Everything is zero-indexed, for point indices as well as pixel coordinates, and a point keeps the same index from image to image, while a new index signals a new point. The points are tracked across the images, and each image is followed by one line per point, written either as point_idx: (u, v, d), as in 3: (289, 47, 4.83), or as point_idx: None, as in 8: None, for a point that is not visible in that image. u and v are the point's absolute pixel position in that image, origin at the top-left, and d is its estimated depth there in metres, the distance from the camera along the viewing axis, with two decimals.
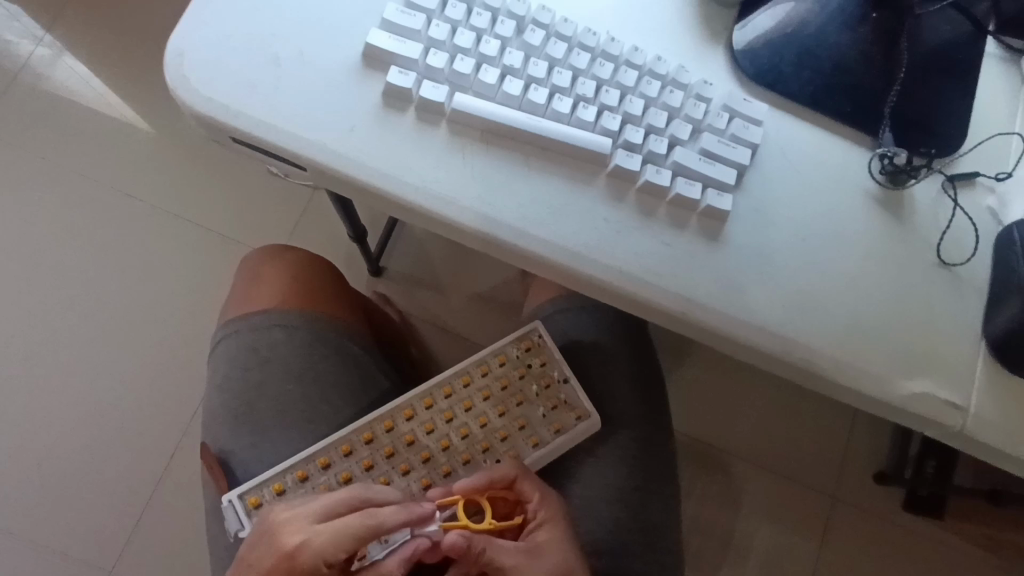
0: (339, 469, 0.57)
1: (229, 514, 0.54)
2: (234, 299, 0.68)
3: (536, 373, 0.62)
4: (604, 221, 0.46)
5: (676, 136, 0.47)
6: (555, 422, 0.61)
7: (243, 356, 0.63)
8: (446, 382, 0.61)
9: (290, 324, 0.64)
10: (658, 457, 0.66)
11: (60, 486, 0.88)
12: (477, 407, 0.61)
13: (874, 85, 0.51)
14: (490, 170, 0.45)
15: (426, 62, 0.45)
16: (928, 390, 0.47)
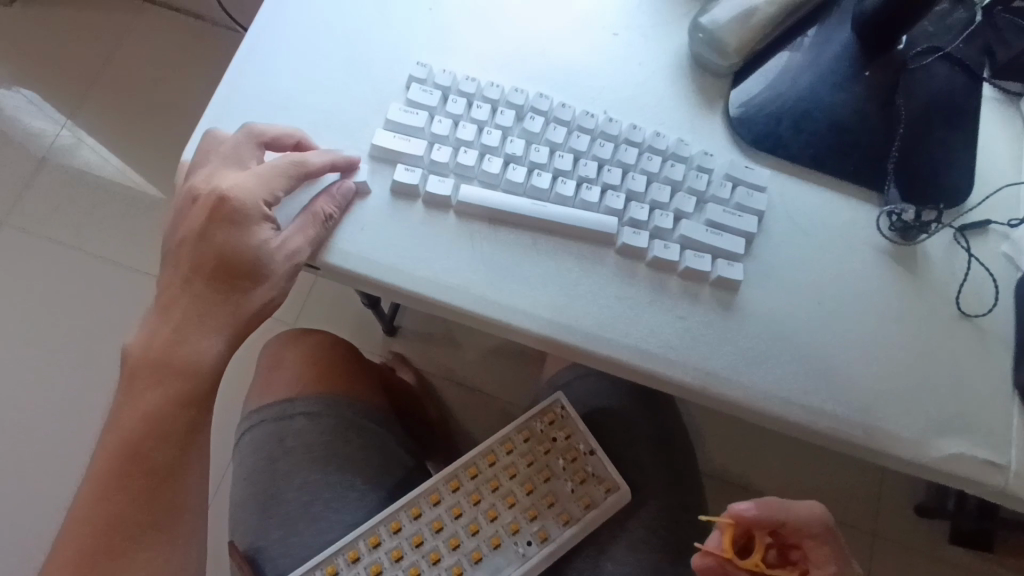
0: (370, 561, 0.56)
1: None
2: (256, 387, 0.68)
3: (562, 447, 0.61)
4: (617, 301, 0.46)
5: (680, 209, 0.47)
6: (584, 497, 0.60)
7: (262, 441, 0.62)
8: (472, 463, 0.60)
9: (312, 410, 0.63)
10: (688, 527, 0.63)
11: None
12: (506, 487, 0.59)
13: (874, 143, 0.51)
14: (501, 258, 0.45)
15: (431, 157, 0.46)
16: (964, 451, 0.45)
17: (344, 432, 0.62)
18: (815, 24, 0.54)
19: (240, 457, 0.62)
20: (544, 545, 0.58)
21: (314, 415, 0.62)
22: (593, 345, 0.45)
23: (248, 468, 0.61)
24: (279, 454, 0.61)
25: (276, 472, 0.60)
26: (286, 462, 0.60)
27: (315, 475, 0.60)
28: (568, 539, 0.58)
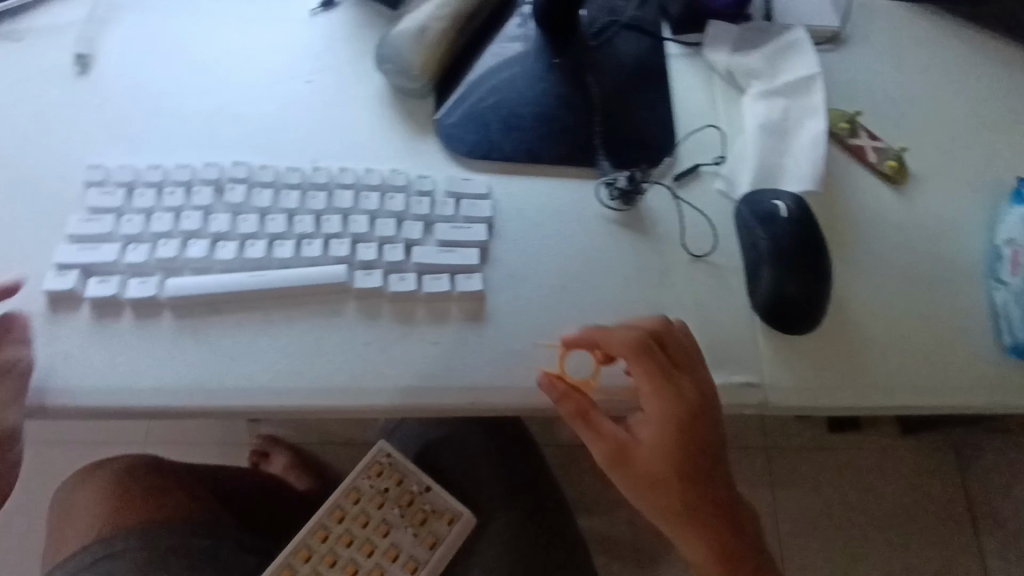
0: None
1: None
2: (56, 547, 0.62)
3: (395, 494, 0.60)
4: (365, 348, 0.45)
5: (410, 238, 0.47)
6: (427, 538, 0.59)
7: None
8: (302, 547, 0.57)
9: (117, 547, 0.57)
10: (542, 528, 0.64)
11: None
12: (343, 559, 0.57)
13: (578, 124, 0.54)
14: (230, 342, 0.44)
15: (127, 261, 0.44)
16: (722, 381, 0.50)
17: (160, 556, 0.57)
18: (501, 25, 0.57)
19: None
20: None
21: (119, 552, 0.57)
22: (354, 398, 0.44)
23: None
24: None
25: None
26: None
27: None
28: None
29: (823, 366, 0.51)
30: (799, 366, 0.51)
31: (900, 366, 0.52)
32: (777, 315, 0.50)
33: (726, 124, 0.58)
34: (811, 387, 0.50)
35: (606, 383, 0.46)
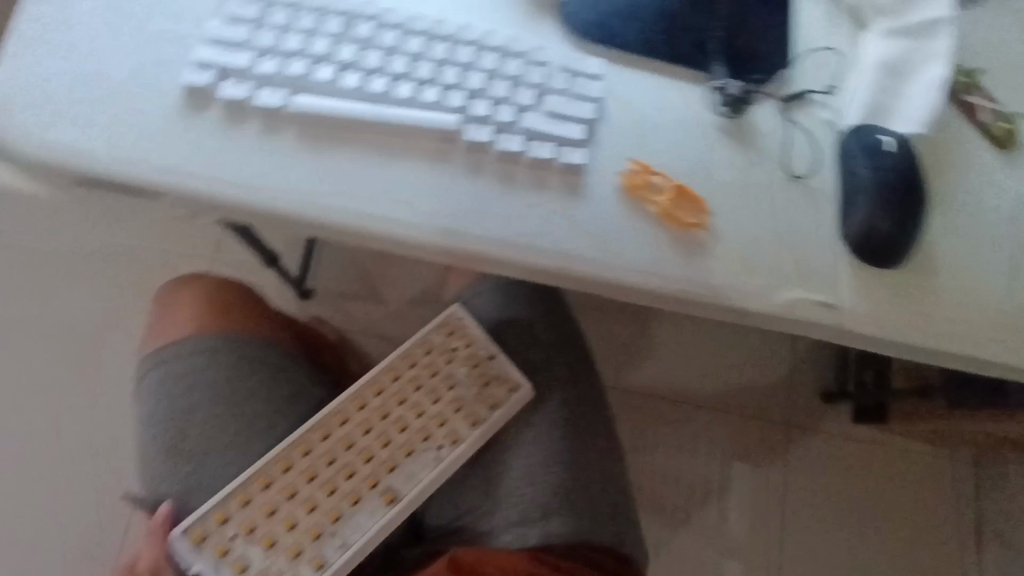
0: (282, 485, 0.58)
1: (178, 551, 0.55)
2: (151, 332, 0.67)
3: (463, 355, 0.66)
4: (467, 195, 0.47)
5: (521, 103, 0.48)
6: (488, 398, 0.65)
7: (152, 403, 0.62)
8: (378, 380, 0.64)
9: (208, 349, 0.63)
10: (589, 413, 0.69)
11: None
12: (415, 400, 0.64)
13: (702, 24, 0.53)
14: (346, 167, 0.46)
15: (257, 70, 0.46)
16: (799, 296, 0.51)
17: (245, 368, 0.64)
18: None
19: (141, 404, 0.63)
20: (453, 448, 0.62)
21: (212, 354, 0.63)
22: (450, 237, 0.46)
23: (150, 412, 0.62)
24: (179, 393, 0.62)
25: (169, 439, 0.61)
26: (188, 400, 0.61)
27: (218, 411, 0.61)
28: (478, 438, 0.63)
29: (913, 311, 0.51)
30: (877, 299, 0.51)
31: (994, 338, 0.52)
32: (864, 244, 0.51)
33: (844, 54, 0.57)
34: (888, 318, 0.51)
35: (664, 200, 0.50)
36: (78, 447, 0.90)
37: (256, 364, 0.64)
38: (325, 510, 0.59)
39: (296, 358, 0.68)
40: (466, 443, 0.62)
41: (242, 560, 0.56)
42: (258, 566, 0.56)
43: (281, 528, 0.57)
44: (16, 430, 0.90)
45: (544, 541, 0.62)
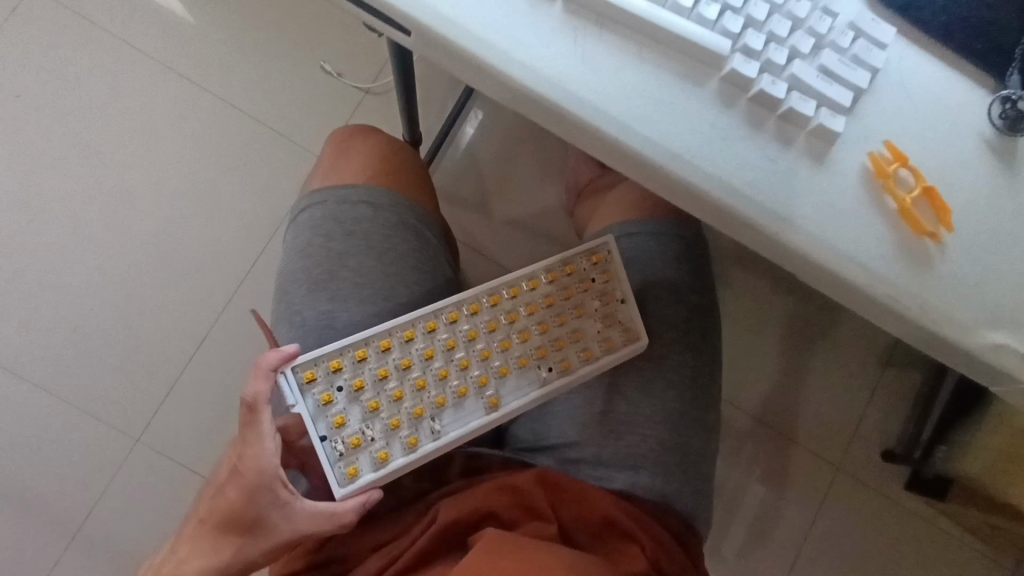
0: (400, 353, 0.57)
1: (285, 386, 0.53)
2: (321, 167, 0.68)
3: (599, 289, 0.64)
4: (713, 128, 0.44)
5: (797, 48, 0.45)
6: (608, 338, 0.63)
7: (306, 239, 0.62)
8: (514, 283, 0.62)
9: (376, 201, 0.64)
10: (705, 385, 0.67)
11: (146, 362, 1.03)
12: (541, 315, 0.62)
13: (1011, 24, 0.48)
14: (604, 59, 0.43)
15: None
16: (1007, 342, 0.46)
17: (400, 232, 0.64)
18: None
19: (297, 232, 0.63)
20: (563, 375, 0.61)
21: (377, 207, 0.63)
22: (685, 169, 0.44)
23: (304, 241, 0.62)
24: (337, 234, 0.62)
25: (317, 278, 0.61)
26: (344, 244, 0.61)
27: (370, 262, 0.61)
28: (590, 373, 0.62)
29: None
30: None
31: None
32: None
33: None
34: None
35: (900, 194, 0.46)
36: (228, 273, 1.05)
37: (408, 233, 0.64)
38: (432, 392, 0.58)
39: (440, 242, 0.69)
40: (579, 374, 0.61)
41: (343, 415, 0.55)
42: (355, 427, 0.55)
43: (388, 396, 0.56)
44: (188, 237, 1.05)
45: (629, 487, 0.62)
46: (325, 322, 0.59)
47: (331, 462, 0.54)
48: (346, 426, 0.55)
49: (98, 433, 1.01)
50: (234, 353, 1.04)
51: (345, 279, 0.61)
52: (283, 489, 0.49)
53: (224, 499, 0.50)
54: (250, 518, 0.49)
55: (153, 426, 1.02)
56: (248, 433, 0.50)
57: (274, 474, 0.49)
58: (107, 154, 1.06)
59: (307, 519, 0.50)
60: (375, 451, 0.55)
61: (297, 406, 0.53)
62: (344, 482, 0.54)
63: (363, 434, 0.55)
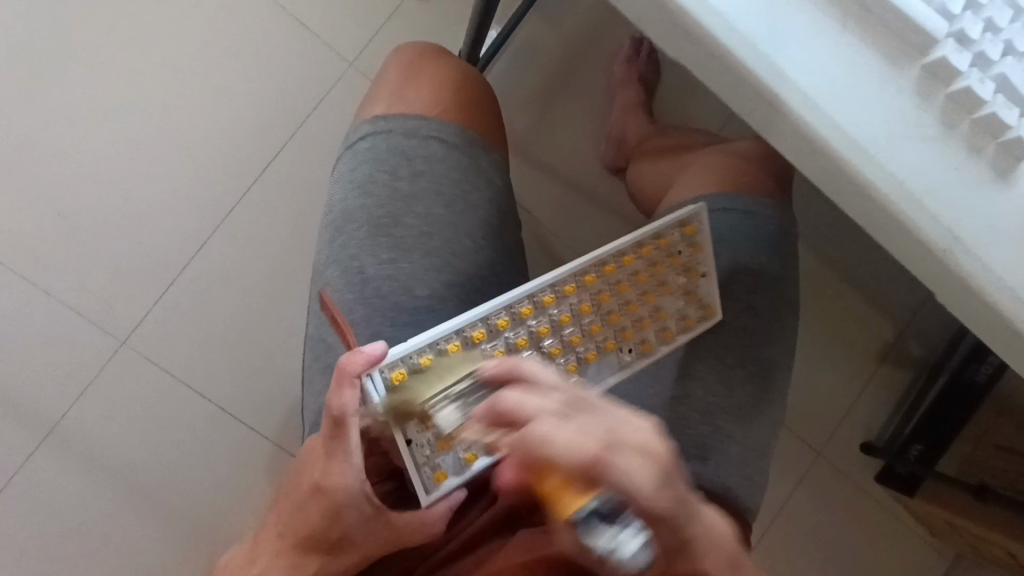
0: (494, 343, 0.59)
1: (362, 391, 0.54)
2: (387, 92, 0.74)
3: (685, 265, 0.66)
4: (900, 122, 0.41)
5: (1012, 44, 0.40)
6: (686, 316, 0.66)
7: (368, 173, 0.70)
8: (607, 261, 0.64)
9: (445, 139, 0.71)
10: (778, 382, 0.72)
11: (185, 255, 1.08)
12: (629, 295, 0.64)
13: None
14: (805, 21, 0.40)
15: None
16: None
17: (470, 180, 0.71)
18: None
19: (360, 160, 0.70)
20: (645, 356, 0.65)
21: (447, 146, 0.71)
22: (865, 170, 0.41)
23: (369, 175, 0.69)
24: (406, 173, 0.69)
25: (380, 221, 0.69)
26: (413, 184, 0.69)
27: (439, 210, 0.69)
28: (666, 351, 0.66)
29: None
30: None
31: None
32: None
33: None
34: None
35: None
36: (275, 186, 1.10)
37: (466, 173, 0.71)
38: None
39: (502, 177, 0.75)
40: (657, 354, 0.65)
41: (433, 418, 0.57)
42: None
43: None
44: (241, 143, 1.10)
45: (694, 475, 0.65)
46: (390, 260, 0.68)
47: (418, 467, 0.57)
48: (436, 428, 0.57)
49: (132, 316, 1.07)
50: (268, 262, 1.09)
51: (409, 223, 0.69)
52: (368, 505, 0.55)
53: (312, 522, 0.55)
54: (340, 537, 0.55)
55: (184, 316, 1.07)
56: (330, 462, 0.54)
57: (359, 493, 0.54)
58: (172, 51, 1.10)
59: (397, 531, 0.56)
60: (462, 451, 0.58)
61: (387, 413, 0.55)
62: (430, 488, 0.57)
63: (453, 436, 0.57)
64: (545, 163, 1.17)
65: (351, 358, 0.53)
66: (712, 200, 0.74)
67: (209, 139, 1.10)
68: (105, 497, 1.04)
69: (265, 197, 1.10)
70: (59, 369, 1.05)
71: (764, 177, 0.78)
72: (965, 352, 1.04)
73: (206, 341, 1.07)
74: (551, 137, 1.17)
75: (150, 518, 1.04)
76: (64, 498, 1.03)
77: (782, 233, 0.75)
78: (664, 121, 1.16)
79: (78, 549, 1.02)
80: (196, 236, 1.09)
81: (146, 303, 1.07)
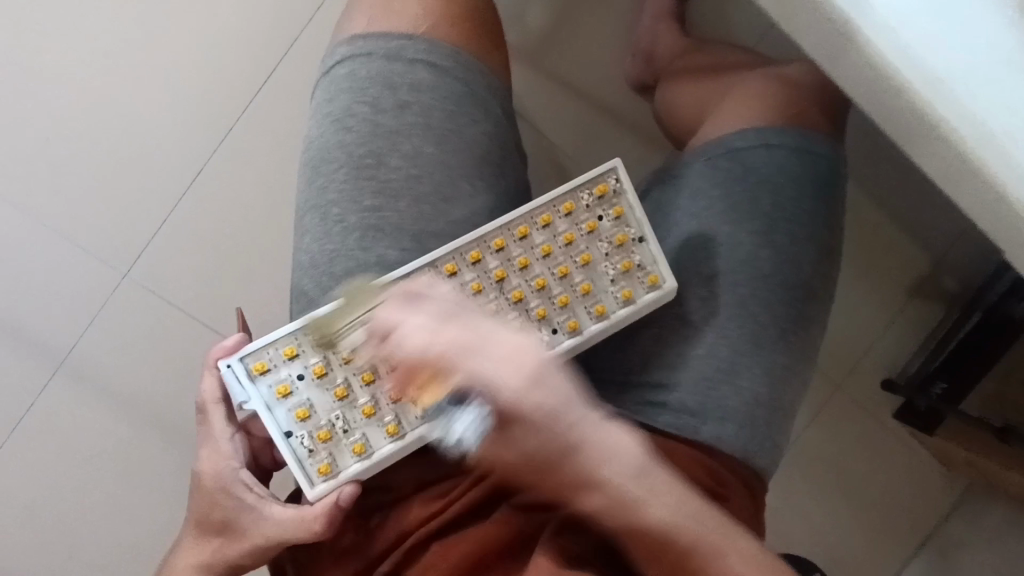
0: (371, 330, 0.64)
1: (227, 377, 0.63)
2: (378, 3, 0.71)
3: (607, 226, 0.65)
4: (996, 47, 0.34)
5: None
6: (623, 288, 0.65)
7: (348, 106, 0.69)
8: (519, 224, 0.64)
9: (438, 66, 0.69)
10: (810, 336, 0.67)
11: (175, 182, 1.03)
12: (538, 269, 0.65)
13: None
14: None
15: None
16: None
17: (468, 112, 0.70)
18: None
19: (338, 89, 0.70)
20: (573, 334, 0.64)
21: (439, 74, 0.69)
22: (937, 108, 0.34)
23: (348, 108, 0.69)
24: (391, 108, 0.69)
25: (362, 163, 0.69)
26: (398, 119, 0.69)
27: (429, 149, 0.69)
28: (599, 328, 0.64)
29: None
30: None
31: None
32: None
33: None
34: None
35: None
36: (269, 106, 1.02)
37: (450, 104, 0.69)
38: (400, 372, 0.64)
39: (496, 108, 0.72)
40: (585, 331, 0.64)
41: (305, 409, 0.64)
42: (323, 420, 0.64)
43: (354, 377, 0.64)
44: (230, 58, 1.01)
45: (714, 440, 0.63)
46: (372, 205, 0.68)
47: (299, 458, 0.63)
48: (308, 419, 0.64)
49: (126, 246, 1.03)
50: (265, 190, 1.03)
51: (393, 163, 0.69)
52: (248, 493, 0.67)
53: (203, 505, 0.68)
54: (224, 522, 0.67)
55: (180, 247, 1.03)
56: (208, 448, 0.69)
57: (232, 477, 0.68)
58: None
59: (275, 521, 0.65)
60: (348, 443, 0.64)
61: (251, 403, 0.63)
62: (316, 479, 0.64)
63: (331, 427, 0.64)
64: (562, 81, 1.07)
65: (214, 347, 0.68)
66: (752, 134, 0.67)
67: (195, 53, 1.01)
68: (117, 425, 1.05)
69: (260, 117, 1.02)
70: (61, 298, 1.03)
71: (813, 108, 0.69)
72: (1001, 284, 0.96)
73: (205, 273, 1.04)
74: (570, 50, 1.07)
75: (160, 446, 1.05)
76: (77, 424, 1.05)
77: (836, 172, 0.68)
78: (696, 32, 1.03)
79: (96, 474, 1.05)
80: (187, 161, 1.03)
81: (141, 232, 1.03)
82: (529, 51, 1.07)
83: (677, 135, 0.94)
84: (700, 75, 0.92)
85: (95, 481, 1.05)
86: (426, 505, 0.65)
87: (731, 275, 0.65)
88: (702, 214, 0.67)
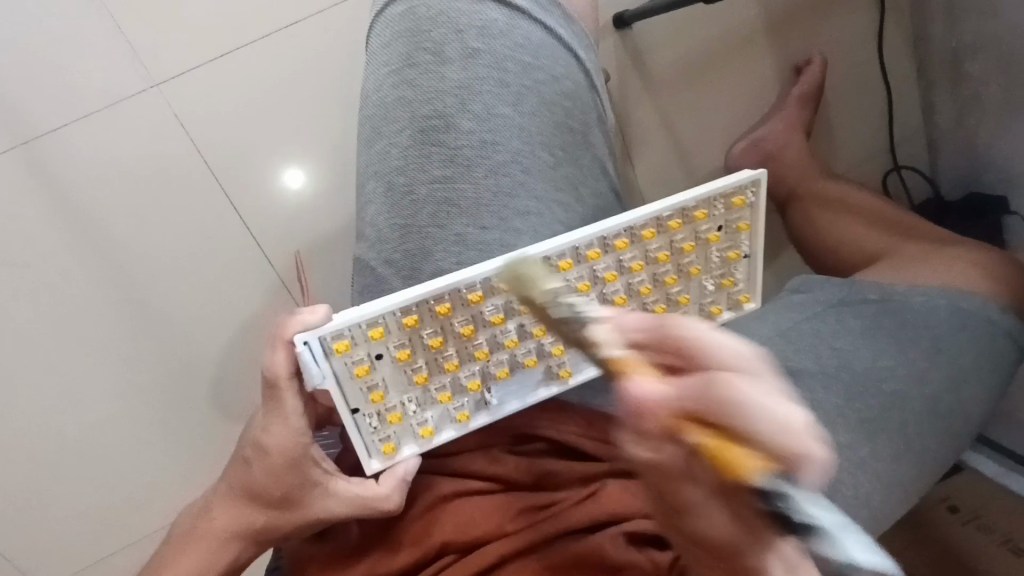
0: (494, 307, 0.52)
1: (303, 360, 0.50)
2: None
3: (728, 237, 0.59)
4: None
5: None
6: (715, 304, 0.61)
7: (402, 56, 0.51)
8: (672, 217, 0.56)
9: None
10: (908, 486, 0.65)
11: (247, 24, 0.92)
12: (641, 275, 0.57)
13: None
14: None
15: None
16: None
17: None
18: None
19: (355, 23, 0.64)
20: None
21: None
22: None
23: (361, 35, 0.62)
24: None
25: None
26: None
27: None
28: None
29: None
30: None
31: None
32: None
33: None
34: None
35: None
36: None
37: (530, 54, 0.51)
38: (492, 365, 0.55)
39: (584, 79, 0.54)
40: None
41: (380, 391, 0.53)
42: (393, 402, 0.54)
43: (468, 354, 0.54)
44: None
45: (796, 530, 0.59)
46: (442, 174, 0.51)
47: (365, 435, 0.54)
48: (383, 403, 0.53)
49: (164, 63, 0.91)
50: (342, 75, 0.95)
51: None
52: (314, 469, 0.55)
53: (256, 477, 0.55)
54: (282, 498, 0.55)
55: (228, 91, 0.93)
56: (274, 418, 0.54)
57: (301, 451, 0.54)
58: None
59: (342, 502, 0.55)
60: (417, 426, 0.55)
61: (324, 383, 0.51)
62: (375, 455, 0.55)
63: (403, 409, 0.54)
64: (677, 134, 1.17)
65: (290, 321, 0.50)
66: (911, 286, 0.73)
67: None
68: (120, 261, 0.93)
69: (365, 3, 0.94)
70: (107, 118, 0.91)
71: (972, 272, 0.75)
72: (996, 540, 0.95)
73: (279, 161, 0.95)
74: (693, 120, 1.17)
75: (168, 303, 0.95)
76: (70, 244, 0.91)
77: (1001, 346, 0.70)
78: (795, 159, 1.12)
79: (16, 285, 0.91)
80: (304, 18, 0.93)
81: (231, 85, 0.93)
82: (659, 95, 1.15)
83: (840, 267, 1.02)
84: (834, 209, 1.06)
85: (31, 304, 0.92)
86: (516, 517, 0.56)
87: (891, 397, 0.65)
88: (857, 339, 0.68)
